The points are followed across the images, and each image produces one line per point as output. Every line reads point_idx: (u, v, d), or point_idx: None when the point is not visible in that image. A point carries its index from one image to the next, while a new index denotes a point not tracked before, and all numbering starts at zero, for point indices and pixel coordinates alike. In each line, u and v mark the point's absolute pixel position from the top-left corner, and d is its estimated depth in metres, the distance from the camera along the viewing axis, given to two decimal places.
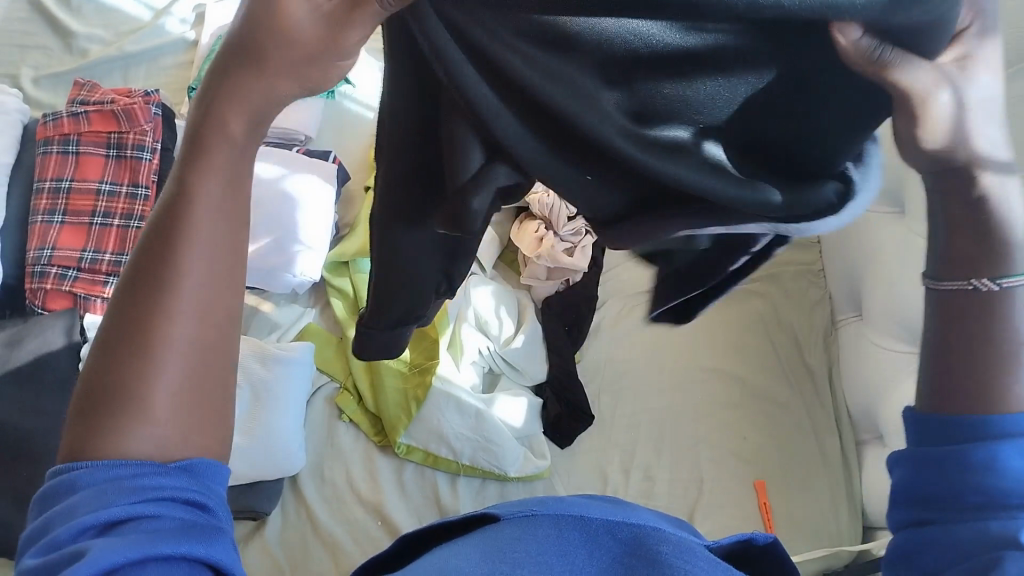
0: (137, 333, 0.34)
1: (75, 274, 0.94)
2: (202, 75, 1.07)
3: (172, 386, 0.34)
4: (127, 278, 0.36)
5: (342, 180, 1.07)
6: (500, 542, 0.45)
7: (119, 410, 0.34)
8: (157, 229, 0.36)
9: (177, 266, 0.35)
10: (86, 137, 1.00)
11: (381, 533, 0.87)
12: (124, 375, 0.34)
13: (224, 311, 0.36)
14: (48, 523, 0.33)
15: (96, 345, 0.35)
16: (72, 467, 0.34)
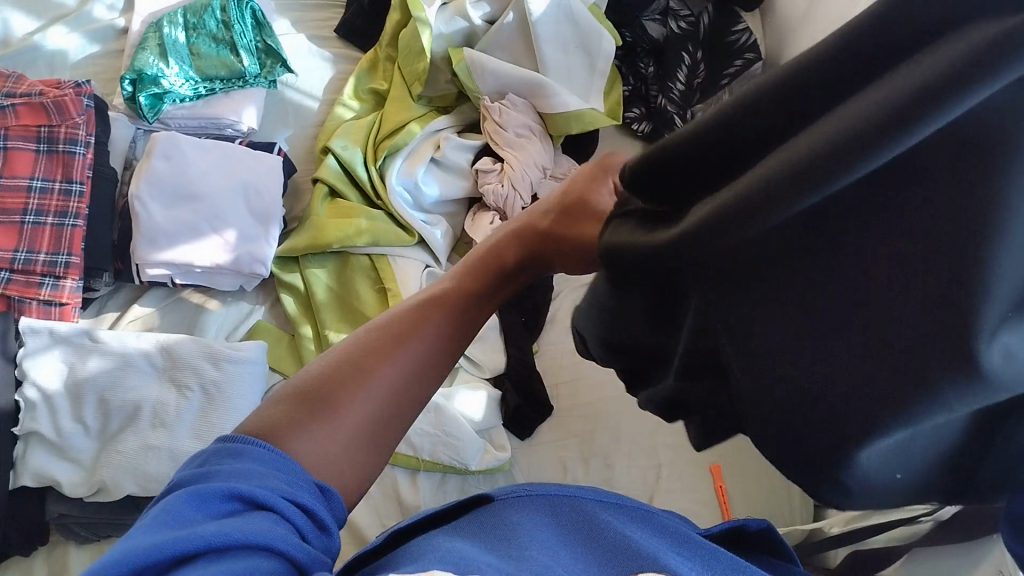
0: (356, 368, 0.43)
1: (7, 276, 0.90)
2: (134, 64, 1.03)
3: (359, 424, 0.42)
4: (370, 327, 0.46)
5: (288, 172, 1.04)
6: (502, 527, 0.45)
7: (315, 416, 0.40)
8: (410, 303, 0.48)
9: (396, 342, 0.45)
10: (14, 131, 0.95)
11: (341, 532, 0.86)
12: (333, 390, 0.42)
13: (414, 389, 0.44)
14: (208, 471, 0.35)
15: (322, 362, 0.44)
16: (246, 438, 0.38)
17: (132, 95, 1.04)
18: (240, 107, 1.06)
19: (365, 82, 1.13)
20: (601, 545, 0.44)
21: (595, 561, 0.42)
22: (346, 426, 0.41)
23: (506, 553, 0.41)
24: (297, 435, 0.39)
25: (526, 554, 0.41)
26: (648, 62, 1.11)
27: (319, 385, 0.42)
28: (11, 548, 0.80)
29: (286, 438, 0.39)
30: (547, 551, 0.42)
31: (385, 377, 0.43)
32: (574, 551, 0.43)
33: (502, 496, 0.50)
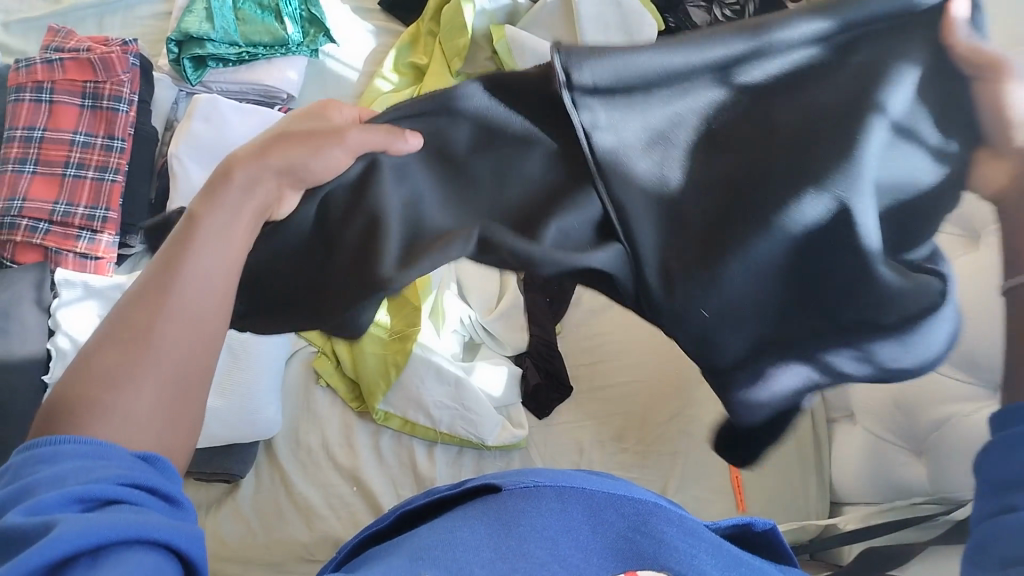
0: (133, 327, 0.42)
1: (47, 227, 0.92)
2: (180, 26, 1.04)
3: (158, 382, 0.41)
4: (136, 288, 0.44)
5: None
6: (506, 514, 0.46)
7: (99, 396, 0.39)
8: (176, 243, 0.45)
9: (175, 289, 0.43)
10: (60, 85, 0.97)
11: (356, 498, 0.87)
12: (115, 359, 0.41)
13: (209, 324, 0.44)
14: (30, 484, 0.34)
15: (90, 340, 0.42)
16: (51, 441, 0.37)
17: (177, 57, 1.06)
18: (281, 74, 1.07)
19: (405, 55, 1.13)
20: (602, 539, 0.46)
21: (593, 556, 0.44)
22: (145, 382, 0.40)
23: (504, 547, 0.43)
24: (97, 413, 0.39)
25: (525, 551, 0.43)
26: None
27: (103, 368, 0.40)
28: None
29: (88, 423, 0.38)
30: (546, 545, 0.44)
31: (169, 334, 0.42)
32: (574, 543, 0.44)
33: (506, 480, 0.51)
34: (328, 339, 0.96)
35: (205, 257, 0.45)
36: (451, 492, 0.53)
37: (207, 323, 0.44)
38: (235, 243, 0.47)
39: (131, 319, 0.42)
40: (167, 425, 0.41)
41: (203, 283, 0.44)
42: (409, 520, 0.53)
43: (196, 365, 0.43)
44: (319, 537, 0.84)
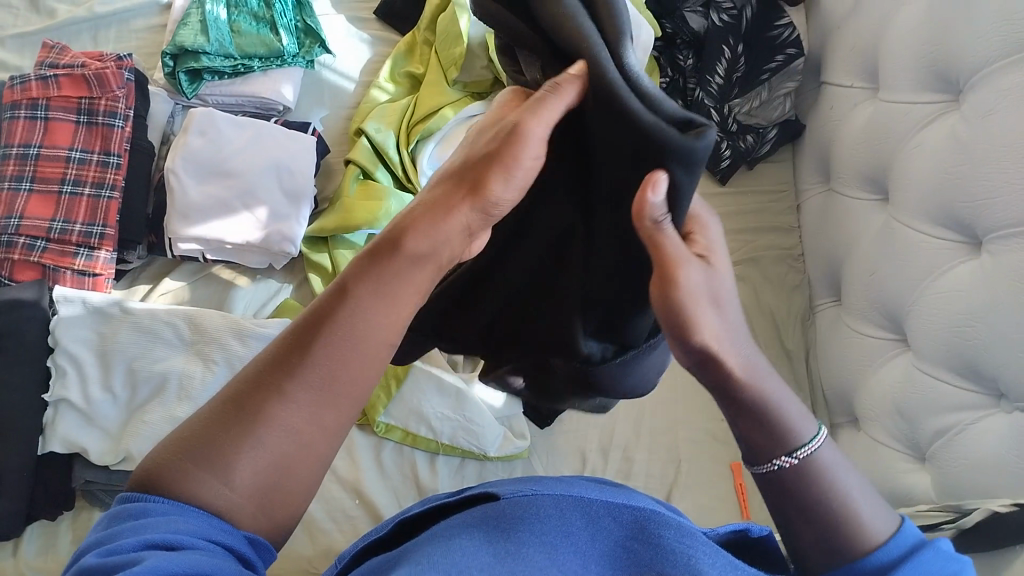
0: (248, 408, 0.42)
1: (44, 244, 0.92)
2: (175, 39, 1.03)
3: (255, 468, 0.41)
4: (268, 355, 0.44)
5: (321, 152, 1.05)
6: (505, 521, 0.46)
7: (204, 471, 0.40)
8: (316, 313, 0.45)
9: (294, 373, 0.43)
10: (55, 102, 0.97)
11: (359, 512, 0.87)
12: (225, 438, 0.41)
13: (331, 414, 0.43)
14: (116, 534, 0.37)
15: (215, 404, 0.43)
16: (146, 496, 0.40)
17: (172, 71, 1.06)
18: (278, 86, 1.07)
19: (401, 65, 1.13)
20: (602, 546, 0.45)
21: (591, 562, 0.43)
22: (242, 463, 0.41)
23: (503, 552, 0.43)
24: (192, 480, 0.40)
25: (522, 554, 0.42)
26: (687, 54, 1.10)
27: (214, 430, 0.41)
28: (36, 511, 0.81)
29: (186, 480, 0.40)
30: (545, 550, 0.43)
31: (286, 415, 0.42)
32: (573, 549, 0.44)
33: (505, 490, 0.51)
34: None
35: (339, 318, 0.44)
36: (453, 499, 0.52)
37: (323, 406, 0.43)
38: (384, 328, 0.45)
39: (254, 389, 0.42)
40: (261, 508, 0.41)
41: (328, 358, 0.43)
42: (404, 528, 0.53)
43: (307, 454, 0.42)
44: (324, 551, 0.84)
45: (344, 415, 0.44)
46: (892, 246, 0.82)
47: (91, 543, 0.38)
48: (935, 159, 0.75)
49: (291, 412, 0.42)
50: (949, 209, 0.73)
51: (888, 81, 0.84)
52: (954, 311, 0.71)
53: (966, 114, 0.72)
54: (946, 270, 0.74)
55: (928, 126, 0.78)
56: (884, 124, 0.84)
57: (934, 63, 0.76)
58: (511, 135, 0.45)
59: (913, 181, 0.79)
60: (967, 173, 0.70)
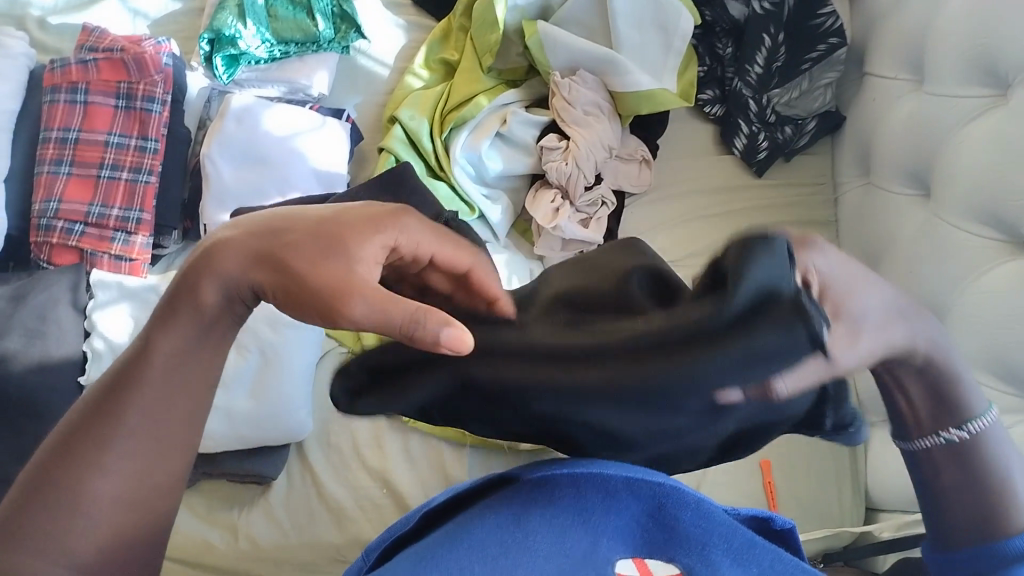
0: (61, 481, 0.41)
1: (82, 228, 0.93)
2: (212, 23, 1.05)
3: (88, 539, 0.41)
4: (69, 428, 0.43)
5: (355, 138, 1.05)
6: (520, 507, 0.44)
7: (28, 548, 0.40)
8: (108, 385, 0.43)
9: (107, 445, 0.42)
10: (94, 86, 0.98)
11: (386, 500, 0.87)
12: (42, 518, 0.41)
13: (161, 473, 0.43)
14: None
15: (36, 468, 0.43)
16: None
17: (208, 55, 1.07)
18: (313, 71, 1.07)
19: (436, 51, 1.12)
20: (617, 528, 0.44)
21: (600, 540, 0.43)
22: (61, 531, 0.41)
23: (511, 548, 0.42)
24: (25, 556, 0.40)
25: (526, 556, 0.41)
26: (726, 42, 1.08)
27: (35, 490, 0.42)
28: None
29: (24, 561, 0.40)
30: (551, 543, 0.42)
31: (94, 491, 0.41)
32: (582, 535, 0.43)
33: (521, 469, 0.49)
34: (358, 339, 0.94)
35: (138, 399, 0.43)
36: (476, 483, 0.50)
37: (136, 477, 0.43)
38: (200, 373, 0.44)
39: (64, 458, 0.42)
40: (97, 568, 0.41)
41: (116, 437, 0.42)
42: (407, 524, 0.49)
43: (143, 511, 0.43)
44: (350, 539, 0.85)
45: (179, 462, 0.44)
46: (932, 246, 0.80)
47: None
48: (980, 157, 0.73)
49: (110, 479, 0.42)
50: (992, 210, 0.71)
51: (933, 74, 0.82)
52: (994, 315, 0.70)
53: (1013, 111, 0.69)
54: (988, 272, 0.72)
55: (974, 121, 0.75)
56: (928, 119, 0.82)
57: (981, 58, 0.74)
58: (341, 292, 0.40)
59: (956, 179, 0.76)
60: (1011, 173, 0.68)
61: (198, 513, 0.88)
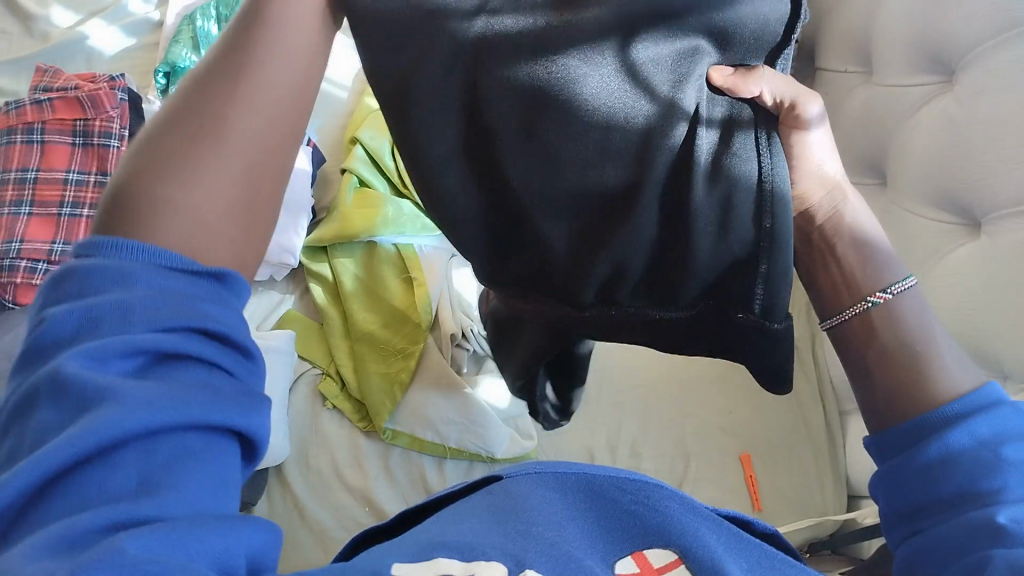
0: (198, 124, 0.34)
1: (45, 266, 0.92)
2: (167, 57, 1.05)
3: (212, 196, 0.33)
4: (175, 99, 0.35)
5: (318, 161, 1.06)
6: (530, 495, 0.45)
7: (142, 216, 0.32)
8: (217, 56, 0.35)
9: (234, 95, 0.34)
10: (50, 125, 0.97)
11: (369, 518, 0.87)
12: (146, 187, 0.32)
13: (274, 136, 0.35)
14: (77, 301, 0.29)
15: (149, 126, 0.34)
16: (96, 249, 0.31)
17: (165, 88, 1.06)
18: None
19: None
20: (610, 522, 0.46)
21: (601, 535, 0.44)
22: (202, 187, 0.33)
23: (512, 529, 0.41)
24: (144, 228, 0.32)
25: (535, 533, 0.41)
26: None
27: (166, 134, 0.34)
28: None
29: (141, 226, 0.32)
30: (552, 524, 0.43)
31: (241, 120, 0.34)
32: (587, 534, 0.44)
33: (507, 471, 0.50)
34: (332, 360, 0.96)
35: (230, 78, 0.34)
36: (460, 487, 0.49)
37: (290, 131, 0.36)
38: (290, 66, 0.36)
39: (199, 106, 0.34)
40: (217, 239, 0.33)
41: (258, 88, 0.35)
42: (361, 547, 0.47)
43: (259, 175, 0.35)
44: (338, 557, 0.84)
45: (277, 149, 0.35)
46: (892, 232, 0.82)
47: (55, 334, 0.29)
48: (932, 139, 0.75)
49: (250, 110, 0.34)
50: (947, 191, 0.73)
51: (881, 65, 0.84)
52: (958, 291, 0.72)
53: (959, 93, 0.72)
54: (949, 251, 0.74)
55: (924, 106, 0.77)
56: (879, 109, 0.84)
57: (925, 45, 0.76)
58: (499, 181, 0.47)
59: (910, 165, 0.78)
60: (963, 153, 0.70)
61: None
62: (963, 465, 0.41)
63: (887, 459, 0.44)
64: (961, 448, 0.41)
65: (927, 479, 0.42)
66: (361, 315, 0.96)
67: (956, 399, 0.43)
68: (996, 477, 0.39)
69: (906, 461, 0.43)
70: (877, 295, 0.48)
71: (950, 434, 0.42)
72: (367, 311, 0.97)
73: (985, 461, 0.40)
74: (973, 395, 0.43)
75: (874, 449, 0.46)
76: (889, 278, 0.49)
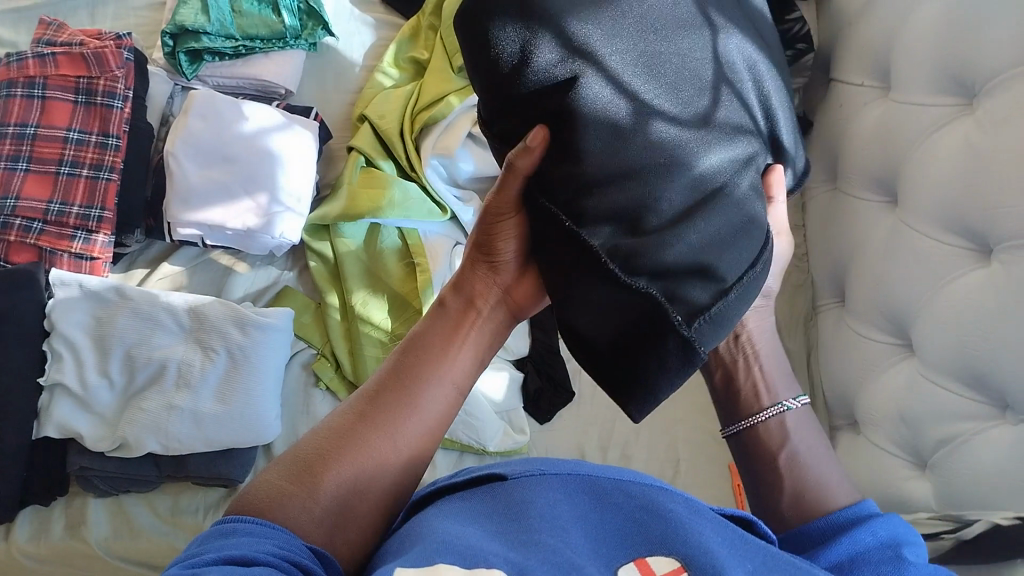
0: (363, 418, 0.50)
1: (40, 226, 0.90)
2: (175, 18, 1.01)
3: (336, 491, 0.47)
4: (370, 386, 0.53)
5: (324, 137, 1.04)
6: (535, 503, 0.43)
7: (296, 500, 0.46)
8: (392, 368, 0.54)
9: (415, 398, 0.52)
10: (52, 81, 0.95)
11: None
12: (287, 491, 0.46)
13: (393, 471, 0.49)
14: (201, 549, 0.39)
15: (310, 449, 0.49)
16: (238, 518, 0.42)
17: (172, 50, 1.03)
18: (280, 70, 1.05)
19: (405, 50, 1.11)
20: (613, 526, 0.42)
21: (604, 543, 0.41)
22: (324, 496, 0.46)
23: (515, 540, 0.40)
24: (277, 508, 0.45)
25: (536, 540, 0.39)
26: None
27: (338, 436, 0.49)
28: (30, 498, 0.81)
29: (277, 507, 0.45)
30: (557, 534, 0.40)
31: (407, 428, 0.51)
32: (589, 538, 0.41)
33: (512, 468, 0.47)
34: (329, 341, 0.93)
35: (435, 347, 0.55)
36: (460, 478, 0.47)
37: (433, 439, 0.53)
38: (453, 343, 0.56)
39: (380, 401, 0.51)
40: (331, 528, 0.46)
41: (404, 428, 0.51)
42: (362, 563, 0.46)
43: (382, 481, 0.49)
44: None
45: (422, 445, 0.52)
46: (899, 251, 0.82)
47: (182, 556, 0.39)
48: (948, 162, 0.74)
49: (400, 443, 0.50)
50: (960, 216, 0.73)
51: (901, 83, 0.83)
52: (961, 317, 0.72)
53: (980, 119, 0.72)
54: (957, 276, 0.74)
55: (941, 129, 0.77)
56: (895, 127, 0.84)
57: (948, 67, 0.76)
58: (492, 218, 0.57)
59: (921, 187, 0.78)
60: (979, 180, 0.70)
61: (160, 513, 0.83)
62: (868, 562, 0.47)
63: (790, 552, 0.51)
64: (865, 548, 0.48)
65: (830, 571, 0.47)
66: (361, 298, 0.94)
67: (835, 513, 0.52)
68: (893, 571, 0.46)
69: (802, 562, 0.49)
70: (790, 401, 0.60)
71: (857, 533, 0.49)
72: (367, 294, 0.95)
73: (889, 558, 0.47)
74: (850, 509, 0.52)
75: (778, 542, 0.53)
76: (793, 391, 0.61)
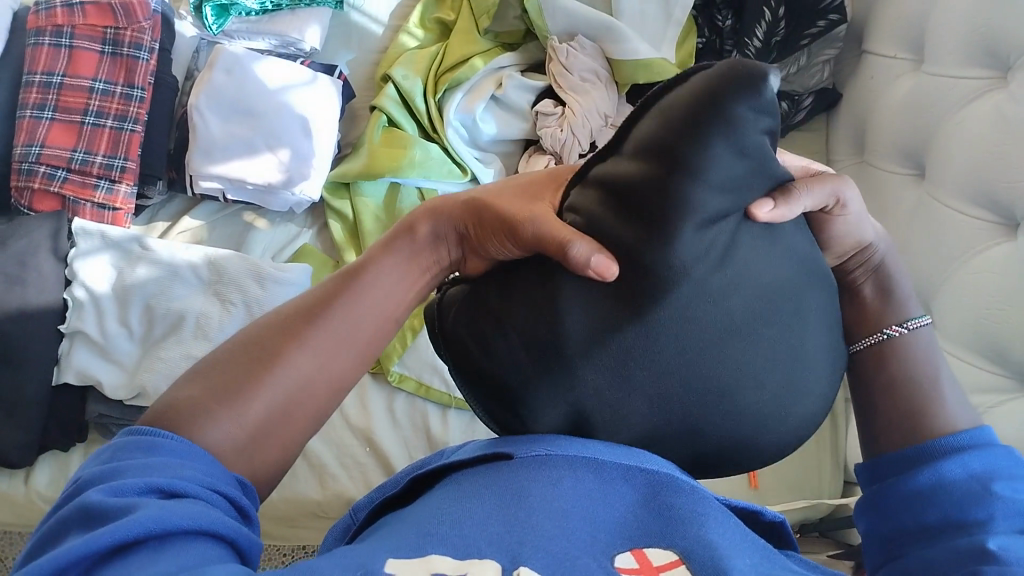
0: (276, 340, 0.41)
1: (64, 174, 0.91)
2: None
3: (267, 404, 0.40)
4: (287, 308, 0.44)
5: (347, 96, 1.04)
6: (543, 477, 0.40)
7: (219, 408, 0.39)
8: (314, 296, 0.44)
9: (311, 331, 0.42)
10: (80, 30, 0.95)
11: (369, 459, 0.88)
12: (235, 381, 0.40)
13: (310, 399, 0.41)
14: (118, 469, 0.34)
15: (230, 352, 0.42)
16: (155, 433, 0.36)
17: (198, 4, 1.03)
18: (303, 25, 1.04)
19: (431, 10, 1.10)
20: (616, 511, 0.39)
21: (603, 532, 0.38)
22: (251, 415, 0.39)
23: (511, 520, 0.37)
24: (200, 421, 0.38)
25: (530, 523, 0.36)
26: (727, 14, 1.04)
27: (256, 343, 0.42)
28: (49, 441, 0.83)
29: (197, 426, 0.38)
30: (555, 520, 0.37)
31: (301, 363, 0.41)
32: (587, 523, 0.38)
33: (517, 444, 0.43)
34: None
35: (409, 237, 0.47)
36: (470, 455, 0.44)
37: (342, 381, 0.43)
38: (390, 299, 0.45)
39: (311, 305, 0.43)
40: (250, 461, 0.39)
41: (355, 318, 0.43)
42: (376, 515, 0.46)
43: (304, 413, 0.41)
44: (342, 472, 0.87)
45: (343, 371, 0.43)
46: (924, 226, 0.80)
47: (89, 478, 0.34)
48: (976, 136, 0.73)
49: (327, 334, 0.42)
50: (987, 189, 0.71)
51: (935, 52, 0.81)
52: (984, 292, 0.71)
53: (1012, 91, 0.69)
54: (978, 250, 0.73)
55: (971, 102, 0.75)
56: (925, 100, 0.82)
57: (981, 38, 0.73)
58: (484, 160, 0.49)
59: (950, 160, 0.77)
60: (1008, 154, 0.68)
61: None
62: (952, 494, 0.43)
63: (877, 483, 0.48)
64: (952, 477, 0.44)
65: (914, 500, 0.44)
66: None
67: (948, 433, 0.46)
68: (983, 507, 0.42)
69: (897, 481, 0.46)
70: (894, 327, 0.51)
71: (944, 465, 0.45)
72: None
73: (975, 492, 0.43)
74: (964, 431, 0.46)
75: (867, 472, 0.49)
76: (905, 312, 0.52)
